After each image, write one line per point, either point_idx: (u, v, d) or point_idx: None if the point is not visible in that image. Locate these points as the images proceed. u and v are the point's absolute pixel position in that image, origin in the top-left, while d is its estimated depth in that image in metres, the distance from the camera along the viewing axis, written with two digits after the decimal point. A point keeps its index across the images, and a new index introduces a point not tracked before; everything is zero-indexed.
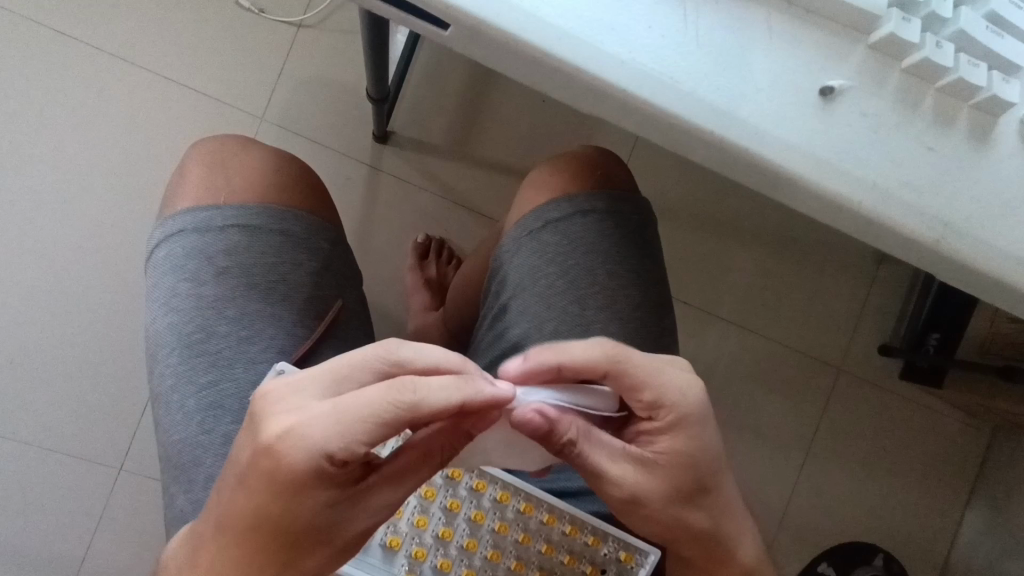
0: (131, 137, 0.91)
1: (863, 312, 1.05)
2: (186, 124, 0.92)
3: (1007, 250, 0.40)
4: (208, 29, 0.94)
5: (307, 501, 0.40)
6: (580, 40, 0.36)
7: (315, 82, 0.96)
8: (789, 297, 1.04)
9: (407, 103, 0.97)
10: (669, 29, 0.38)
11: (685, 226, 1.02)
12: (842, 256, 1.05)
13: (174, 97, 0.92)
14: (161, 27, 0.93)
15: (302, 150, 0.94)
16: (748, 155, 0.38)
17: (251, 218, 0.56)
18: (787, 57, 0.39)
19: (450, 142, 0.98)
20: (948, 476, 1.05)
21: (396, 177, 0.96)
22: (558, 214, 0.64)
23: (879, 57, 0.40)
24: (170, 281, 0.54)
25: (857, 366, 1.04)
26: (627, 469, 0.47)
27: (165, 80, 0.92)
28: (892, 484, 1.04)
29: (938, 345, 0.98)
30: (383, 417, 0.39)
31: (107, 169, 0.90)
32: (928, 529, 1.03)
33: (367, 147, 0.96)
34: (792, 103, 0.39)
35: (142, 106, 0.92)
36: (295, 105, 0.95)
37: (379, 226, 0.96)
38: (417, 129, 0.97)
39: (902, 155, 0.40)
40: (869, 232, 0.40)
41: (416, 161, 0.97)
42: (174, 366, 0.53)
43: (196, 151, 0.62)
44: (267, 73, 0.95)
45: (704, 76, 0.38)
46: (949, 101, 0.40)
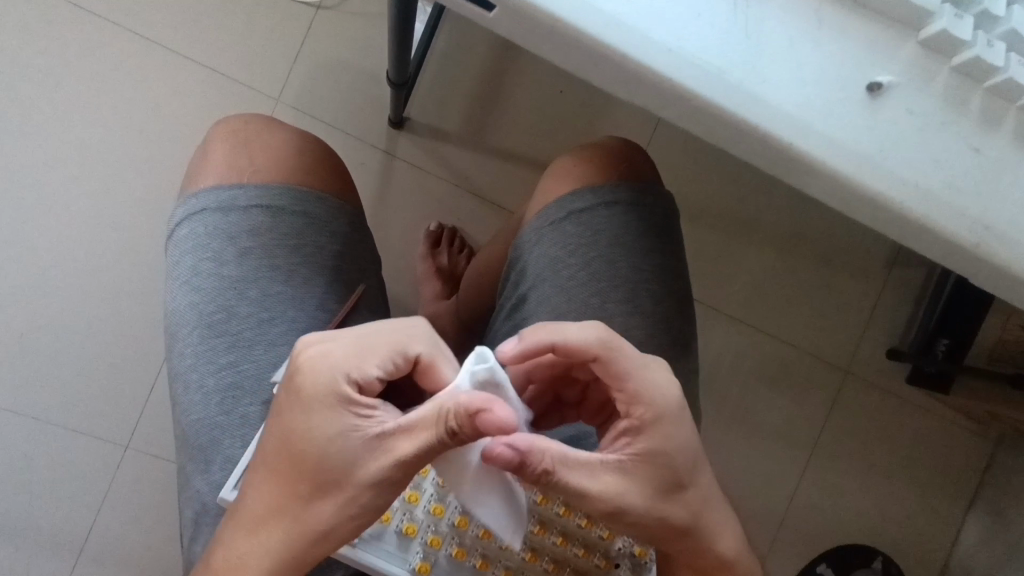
0: (147, 114, 0.90)
1: (877, 315, 1.04)
2: (203, 103, 0.91)
3: None
4: (229, 7, 0.93)
5: (339, 422, 0.42)
6: (626, 26, 0.36)
7: (335, 64, 0.95)
8: (804, 297, 1.03)
9: (426, 89, 0.97)
10: (716, 19, 0.37)
11: (701, 222, 1.01)
12: (860, 258, 1.04)
13: (193, 75, 0.92)
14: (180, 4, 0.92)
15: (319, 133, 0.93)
16: (790, 150, 0.37)
17: (274, 199, 0.55)
18: (836, 50, 0.38)
19: (469, 129, 0.97)
20: (954, 481, 1.04)
21: (413, 163, 0.96)
22: (580, 206, 0.63)
23: (927, 54, 0.39)
24: (192, 259, 0.54)
25: (868, 369, 1.04)
26: (608, 479, 0.44)
27: (184, 58, 0.92)
28: (898, 487, 1.03)
29: (947, 351, 0.97)
30: (393, 344, 0.44)
31: (123, 146, 0.89)
32: (931, 533, 1.03)
33: (384, 132, 0.95)
34: (838, 98, 0.38)
35: (159, 83, 0.91)
36: (314, 86, 0.94)
37: (394, 212, 0.95)
38: (436, 115, 0.96)
39: (946, 155, 0.39)
40: (905, 233, 0.39)
41: (433, 148, 0.96)
42: (194, 346, 0.53)
43: (219, 129, 0.61)
44: (287, 53, 0.94)
45: (751, 68, 0.37)
46: (996, 102, 0.39)
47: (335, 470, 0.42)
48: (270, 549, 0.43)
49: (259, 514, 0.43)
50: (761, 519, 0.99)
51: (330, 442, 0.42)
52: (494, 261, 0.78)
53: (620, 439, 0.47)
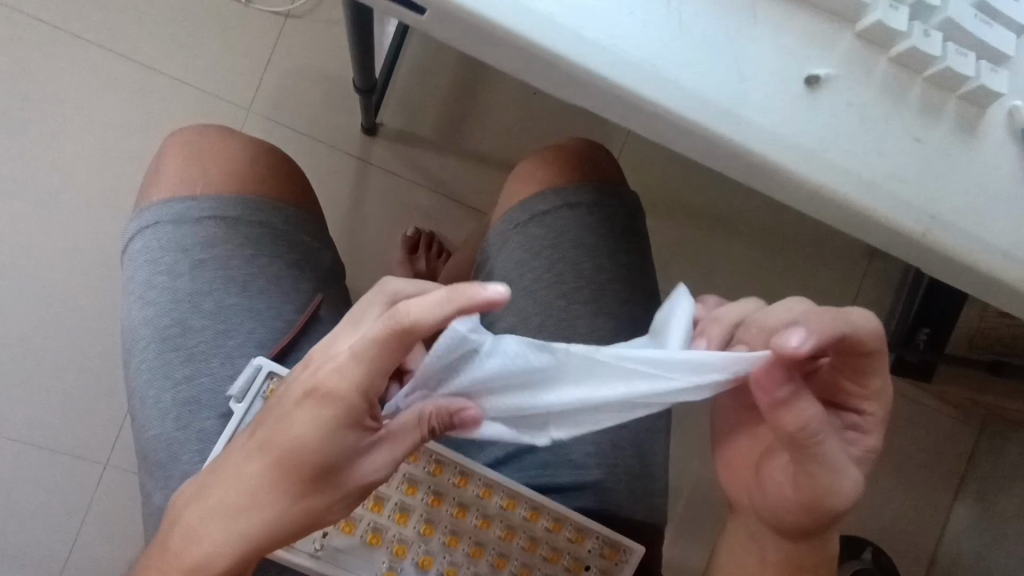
0: (113, 128, 0.89)
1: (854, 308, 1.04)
2: (171, 114, 0.90)
3: (991, 242, 0.39)
4: (194, 17, 0.92)
5: (339, 441, 0.40)
6: (560, 25, 0.35)
7: (303, 72, 0.94)
8: (780, 291, 1.03)
9: (396, 95, 0.96)
10: (652, 17, 0.37)
11: (675, 219, 1.01)
12: (835, 250, 1.04)
13: (160, 87, 0.91)
14: (145, 17, 0.91)
15: (289, 142, 0.93)
16: (729, 145, 0.37)
17: (228, 210, 0.55)
18: (774, 44, 0.38)
19: (440, 133, 0.97)
20: (938, 469, 1.05)
21: (385, 169, 0.95)
22: (544, 207, 0.63)
23: (867, 46, 0.39)
24: (144, 274, 0.53)
25: None
26: (855, 473, 0.43)
27: (150, 69, 0.91)
28: (882, 478, 1.04)
29: (928, 340, 0.98)
30: (394, 349, 0.37)
31: (89, 160, 0.88)
32: (918, 523, 1.04)
33: (355, 139, 0.95)
34: (778, 92, 0.38)
35: (125, 96, 0.90)
36: (283, 95, 0.93)
37: (368, 218, 0.94)
38: (407, 121, 0.96)
39: (888, 146, 0.39)
40: (855, 223, 0.39)
41: (406, 153, 0.96)
42: (150, 360, 0.52)
43: (172, 140, 0.60)
44: (255, 63, 0.93)
45: (688, 65, 0.37)
46: (937, 92, 0.39)
47: (340, 479, 0.41)
48: (252, 547, 0.41)
49: (248, 499, 0.40)
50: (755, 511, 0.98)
51: (343, 456, 0.40)
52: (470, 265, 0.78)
53: (848, 430, 0.45)
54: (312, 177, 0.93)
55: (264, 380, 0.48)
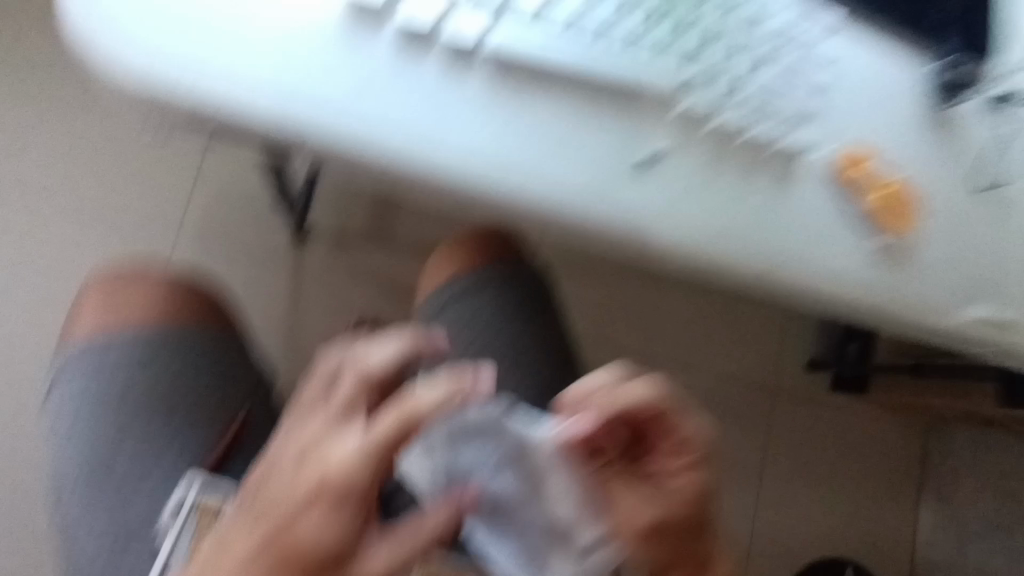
0: (33, 271, 0.88)
1: (789, 335, 1.08)
2: (92, 250, 0.90)
3: (806, 264, 0.48)
4: (108, 149, 0.92)
5: (351, 523, 0.38)
6: (414, 147, 0.41)
7: (225, 190, 0.93)
8: (716, 331, 1.06)
9: (325, 198, 0.96)
10: (496, 128, 0.43)
11: (609, 275, 1.03)
12: None
13: (79, 224, 0.90)
14: (58, 157, 0.91)
15: (217, 260, 0.92)
16: (579, 223, 0.44)
17: (156, 335, 0.59)
18: (609, 134, 0.44)
19: (370, 224, 0.96)
20: (897, 478, 1.09)
21: (319, 272, 0.95)
22: (451, 295, 0.69)
23: (688, 125, 0.45)
24: (76, 410, 0.57)
25: (789, 387, 1.07)
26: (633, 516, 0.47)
27: (67, 209, 0.90)
28: (842, 498, 1.07)
29: (858, 352, 1.05)
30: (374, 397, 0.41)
31: (10, 306, 0.87)
32: (884, 534, 1.07)
33: (289, 246, 0.94)
34: (615, 175, 0.44)
35: (43, 238, 0.89)
36: (206, 216, 0.93)
37: (306, 324, 0.94)
38: (337, 222, 0.96)
39: (716, 205, 0.46)
40: (710, 265, 0.47)
41: (340, 254, 0.96)
42: (78, 501, 0.55)
43: (88, 282, 0.63)
44: (175, 188, 0.93)
45: (533, 164, 0.43)
46: (752, 155, 0.47)
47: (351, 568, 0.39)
48: None
49: None
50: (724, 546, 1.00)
51: (347, 541, 0.38)
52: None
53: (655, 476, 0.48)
54: (243, 292, 0.93)
55: (192, 502, 0.51)
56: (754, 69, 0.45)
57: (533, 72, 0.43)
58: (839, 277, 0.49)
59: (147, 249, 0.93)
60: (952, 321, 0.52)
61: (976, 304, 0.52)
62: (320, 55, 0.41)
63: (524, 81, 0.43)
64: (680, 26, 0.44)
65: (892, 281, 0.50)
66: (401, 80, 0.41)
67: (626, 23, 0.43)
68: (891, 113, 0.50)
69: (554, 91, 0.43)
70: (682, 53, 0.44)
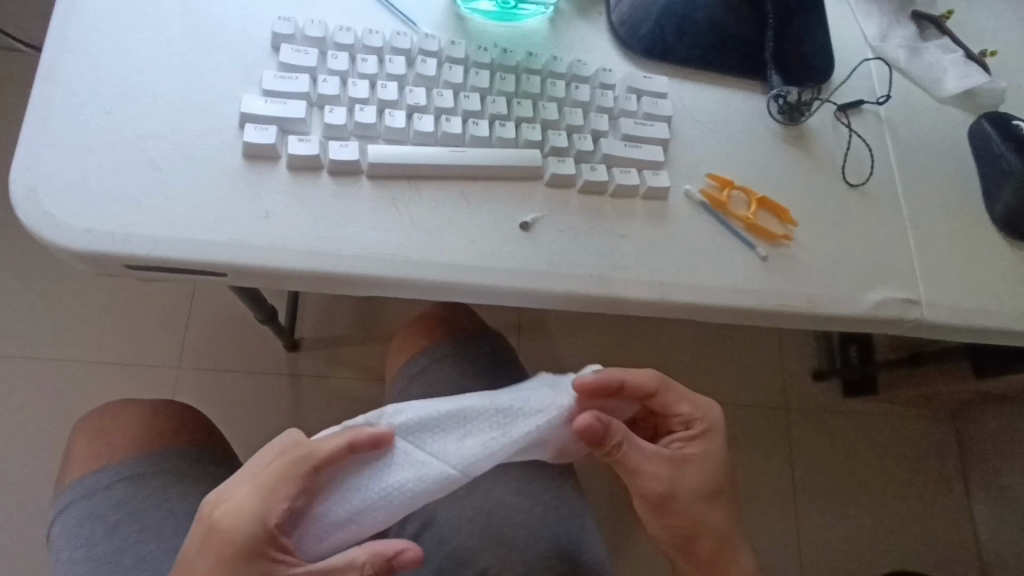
0: (36, 415, 0.94)
1: (781, 369, 1.18)
2: (86, 389, 0.96)
3: (708, 283, 0.52)
4: (100, 299, 1.00)
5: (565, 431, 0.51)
6: (324, 253, 0.45)
7: (216, 317, 1.02)
8: (704, 377, 1.15)
9: (309, 312, 1.05)
10: (390, 223, 0.47)
11: (579, 330, 1.13)
12: (753, 340, 1.18)
13: (72, 370, 0.96)
14: (48, 310, 0.98)
15: (218, 383, 1.00)
16: (484, 286, 0.47)
17: (141, 467, 0.61)
18: (491, 208, 0.49)
19: (357, 327, 1.05)
20: (942, 488, 1.15)
21: (314, 375, 1.02)
22: (417, 367, 0.70)
23: (557, 188, 0.51)
24: (60, 550, 0.57)
25: (796, 401, 1.16)
26: (661, 467, 0.52)
27: (58, 359, 0.96)
28: (892, 502, 1.13)
29: (859, 354, 1.14)
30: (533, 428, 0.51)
31: (13, 455, 0.92)
32: (946, 534, 1.12)
33: (281, 362, 1.02)
34: (502, 241, 0.49)
35: (39, 386, 0.95)
36: (203, 345, 1.01)
37: (309, 422, 1.00)
38: (321, 329, 1.04)
39: (605, 247, 0.51)
40: (614, 303, 0.50)
41: (332, 354, 1.03)
42: None
43: (80, 425, 0.65)
44: (170, 323, 1.01)
45: (429, 246, 0.47)
46: (624, 200, 0.52)
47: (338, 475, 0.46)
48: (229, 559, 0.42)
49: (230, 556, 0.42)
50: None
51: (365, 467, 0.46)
52: (708, 458, 0.53)
53: (677, 440, 0.53)
54: (246, 408, 0.99)
55: None
56: (595, 142, 0.53)
57: (407, 173, 0.48)
58: (740, 291, 0.52)
59: (141, 385, 0.97)
60: (863, 306, 0.55)
61: (880, 287, 0.56)
62: (214, 195, 0.45)
63: (402, 184, 0.48)
64: (523, 115, 0.51)
65: (792, 283, 0.54)
66: (294, 203, 0.46)
67: (476, 124, 0.49)
68: (738, 143, 0.57)
69: (430, 185, 0.48)
70: (528, 139, 0.50)
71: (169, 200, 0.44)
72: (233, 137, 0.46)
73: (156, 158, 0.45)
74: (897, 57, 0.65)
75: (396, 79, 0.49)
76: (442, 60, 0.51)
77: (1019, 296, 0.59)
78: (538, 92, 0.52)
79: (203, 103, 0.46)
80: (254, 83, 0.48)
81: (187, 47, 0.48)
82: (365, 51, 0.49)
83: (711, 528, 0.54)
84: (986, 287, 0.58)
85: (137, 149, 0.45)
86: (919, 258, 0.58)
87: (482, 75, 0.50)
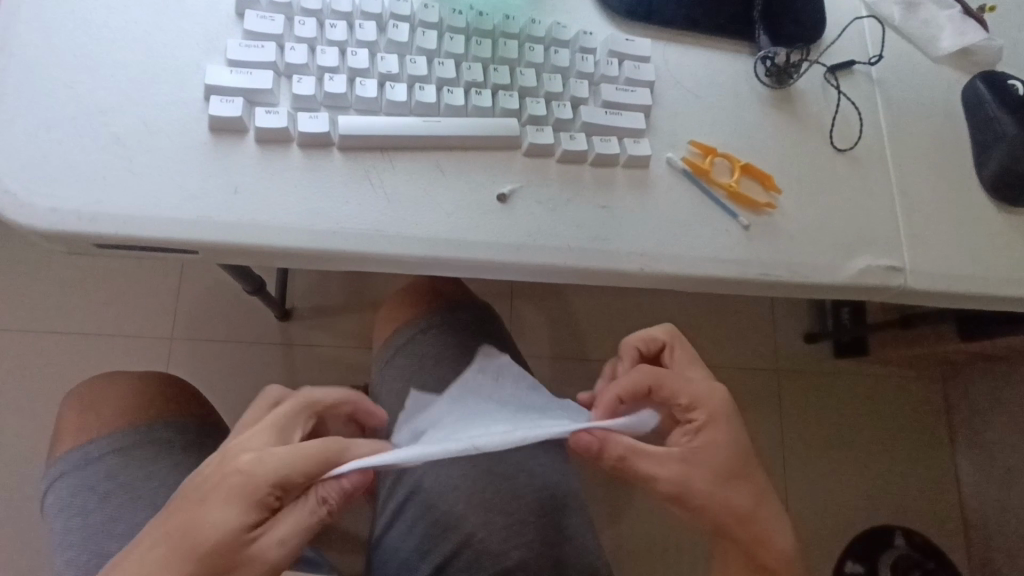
0: (31, 386, 0.95)
1: (772, 332, 1.18)
2: (80, 360, 0.96)
3: (690, 253, 0.51)
4: (90, 271, 1.00)
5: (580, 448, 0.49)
6: (297, 228, 0.44)
7: (207, 287, 1.02)
8: (695, 341, 1.15)
9: (300, 282, 1.04)
10: (364, 197, 0.46)
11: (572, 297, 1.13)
12: (744, 304, 1.18)
13: (66, 342, 0.97)
14: (39, 283, 0.98)
15: (213, 352, 1.00)
16: (461, 260, 0.47)
17: (137, 437, 0.61)
18: (468, 180, 0.48)
19: (348, 296, 1.05)
20: (928, 446, 1.17)
21: (309, 344, 1.02)
22: (403, 338, 0.69)
23: (535, 158, 0.50)
24: (55, 522, 0.58)
25: (786, 364, 1.17)
26: (671, 464, 0.51)
27: (51, 331, 0.97)
28: (879, 461, 1.15)
29: (850, 316, 1.14)
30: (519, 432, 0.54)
31: (11, 426, 0.93)
32: (930, 492, 1.15)
33: (275, 331, 1.02)
34: (479, 214, 0.48)
35: (34, 357, 0.96)
36: (196, 315, 1.01)
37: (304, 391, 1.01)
38: (314, 299, 1.04)
39: (584, 218, 0.50)
40: (594, 275, 0.50)
41: (325, 324, 1.03)
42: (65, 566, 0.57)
43: (69, 397, 0.65)
44: (161, 294, 1.01)
45: (404, 220, 0.46)
46: (604, 169, 0.51)
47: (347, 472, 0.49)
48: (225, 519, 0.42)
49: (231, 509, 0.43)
50: None
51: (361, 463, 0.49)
52: (718, 446, 0.52)
53: (689, 430, 0.52)
54: (241, 377, 1.00)
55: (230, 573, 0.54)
56: (574, 109, 0.51)
57: (380, 144, 0.47)
58: (722, 261, 0.52)
59: (135, 355, 0.98)
60: (846, 274, 0.54)
61: (864, 254, 0.55)
62: (181, 171, 0.44)
63: (375, 156, 0.47)
64: (499, 82, 0.49)
65: (774, 251, 0.53)
66: (264, 176, 0.45)
67: (451, 93, 0.48)
68: (722, 110, 0.56)
69: (405, 157, 0.47)
70: (506, 108, 0.49)
71: (135, 175, 0.43)
72: (199, 110, 0.45)
73: (120, 133, 0.44)
74: (891, 15, 0.62)
75: (367, 47, 0.47)
76: (415, 25, 0.49)
77: (1007, 262, 0.58)
78: (515, 57, 0.50)
79: (166, 74, 0.45)
80: (220, 53, 0.46)
81: (149, 14, 0.46)
82: (334, 16, 0.47)
83: (745, 511, 0.52)
84: (974, 254, 0.58)
85: (100, 123, 0.44)
86: (904, 225, 0.57)
87: (457, 41, 0.49)
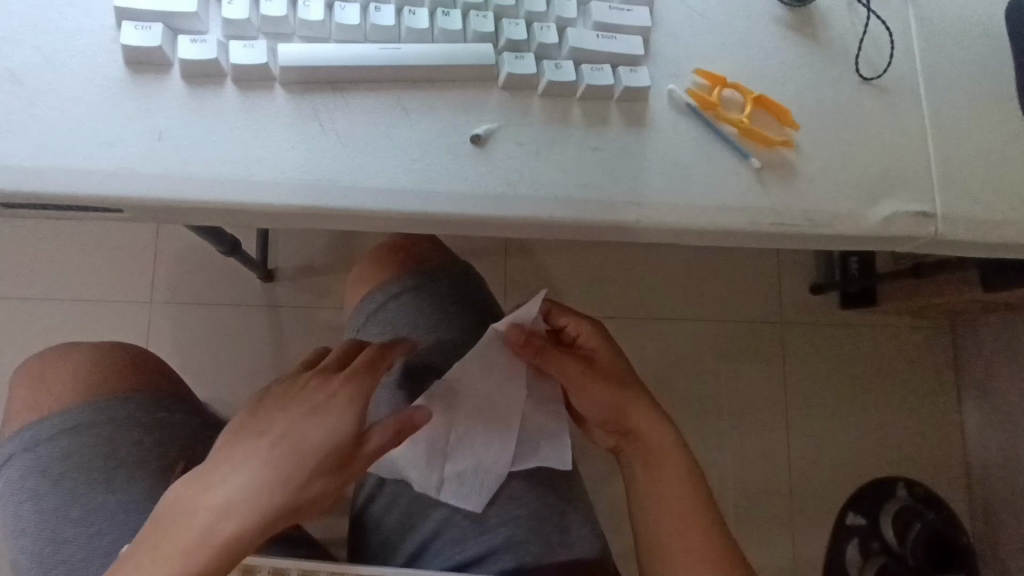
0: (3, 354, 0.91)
1: (778, 285, 1.12)
2: (53, 327, 0.92)
3: (693, 200, 0.45)
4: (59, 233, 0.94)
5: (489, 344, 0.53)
6: (232, 180, 0.38)
7: (183, 247, 0.96)
8: (698, 296, 1.10)
9: (281, 241, 0.98)
10: (311, 141, 0.39)
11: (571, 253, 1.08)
12: (750, 256, 1.12)
13: (37, 308, 0.92)
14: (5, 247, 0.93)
15: (193, 315, 0.95)
16: (427, 213, 0.40)
17: (88, 415, 0.56)
18: (434, 118, 0.41)
19: (333, 254, 0.98)
20: (937, 399, 1.13)
21: (294, 306, 0.97)
22: (374, 305, 0.63)
23: (513, 93, 0.43)
24: (10, 505, 0.55)
25: (792, 318, 1.12)
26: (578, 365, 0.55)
27: (21, 297, 0.92)
28: (885, 416, 1.11)
29: (859, 266, 1.08)
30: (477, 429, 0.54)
31: None
32: (935, 446, 1.12)
33: (257, 294, 0.96)
34: (448, 159, 0.41)
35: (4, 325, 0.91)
36: (172, 277, 0.95)
37: (291, 356, 0.95)
38: (297, 258, 0.98)
39: (571, 162, 0.43)
40: (586, 226, 0.43)
41: (311, 285, 0.97)
42: (25, 549, 0.54)
43: (21, 370, 0.60)
44: (134, 257, 0.95)
45: (360, 167, 0.40)
46: (595, 104, 0.44)
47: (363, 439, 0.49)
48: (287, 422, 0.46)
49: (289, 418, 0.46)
50: (756, 490, 1.06)
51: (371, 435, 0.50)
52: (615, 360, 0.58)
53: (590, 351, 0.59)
54: (223, 341, 0.95)
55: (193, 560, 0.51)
56: (560, 32, 0.44)
57: (329, 78, 0.40)
58: (730, 209, 0.45)
59: (112, 321, 0.93)
60: (870, 221, 0.48)
61: (891, 198, 0.49)
62: (90, 113, 0.37)
63: (324, 92, 0.40)
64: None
65: (788, 197, 0.47)
66: (191, 118, 0.38)
67: (413, 14, 0.41)
68: (730, 33, 0.48)
69: (358, 93, 0.40)
70: (477, 32, 0.41)
71: (34, 118, 0.36)
72: (113, 39, 0.38)
73: (16, 69, 0.37)
74: None
75: None
76: None
77: None
78: None
79: None
80: None
81: None
82: None
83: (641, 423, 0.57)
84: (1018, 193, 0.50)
85: None
86: (938, 164, 0.50)
87: None
